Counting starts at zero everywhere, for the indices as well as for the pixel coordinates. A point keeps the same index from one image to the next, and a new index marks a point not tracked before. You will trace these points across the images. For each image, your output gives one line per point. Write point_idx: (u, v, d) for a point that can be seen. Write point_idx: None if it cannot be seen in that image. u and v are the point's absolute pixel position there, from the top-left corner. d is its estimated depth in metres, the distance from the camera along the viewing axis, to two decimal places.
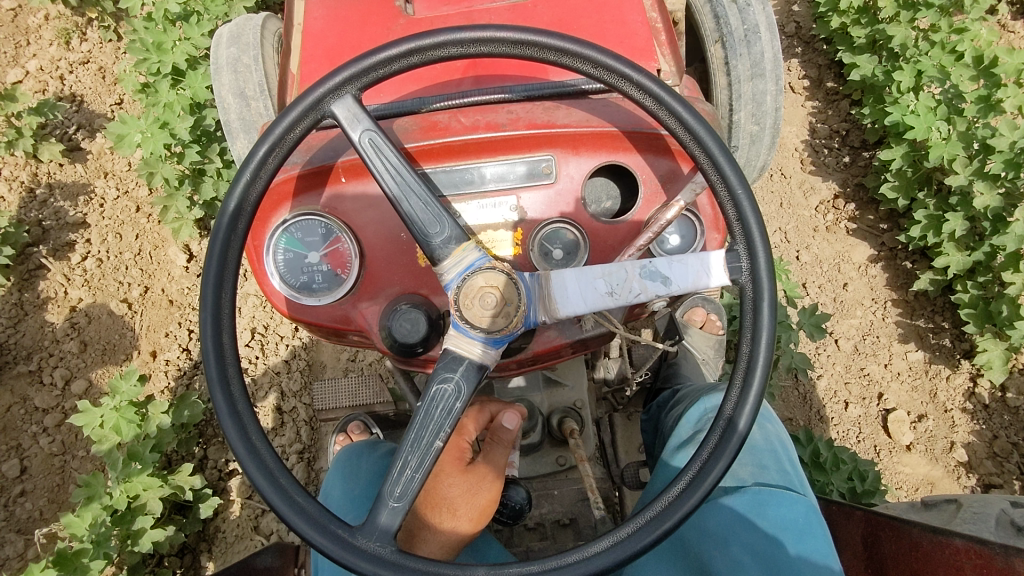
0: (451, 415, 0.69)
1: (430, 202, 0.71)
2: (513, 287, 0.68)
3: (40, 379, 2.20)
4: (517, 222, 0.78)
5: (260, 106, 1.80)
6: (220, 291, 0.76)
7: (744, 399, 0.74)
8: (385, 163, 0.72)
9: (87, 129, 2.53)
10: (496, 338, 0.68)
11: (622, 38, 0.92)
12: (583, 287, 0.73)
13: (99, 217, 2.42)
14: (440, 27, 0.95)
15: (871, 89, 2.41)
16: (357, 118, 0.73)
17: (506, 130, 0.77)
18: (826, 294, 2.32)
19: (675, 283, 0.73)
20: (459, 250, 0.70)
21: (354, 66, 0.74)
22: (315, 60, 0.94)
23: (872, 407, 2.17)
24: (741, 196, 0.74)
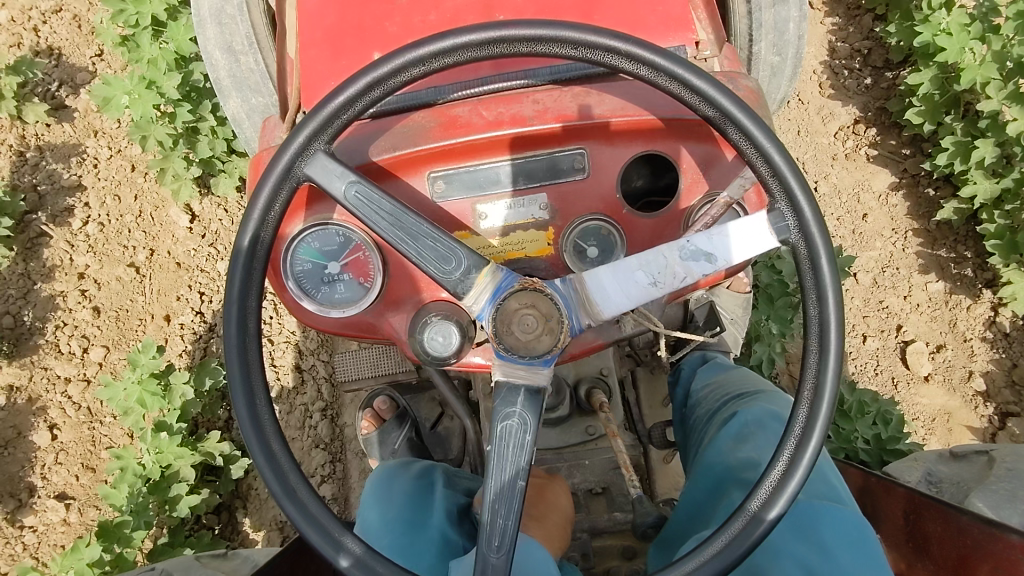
0: (527, 450, 0.65)
1: (437, 238, 0.66)
2: (549, 301, 0.64)
3: (58, 348, 2.19)
4: (548, 221, 0.74)
5: (250, 61, 1.68)
6: (245, 325, 0.73)
7: (821, 376, 0.71)
8: (382, 216, 0.68)
9: (70, 85, 2.41)
10: (546, 358, 0.64)
11: (656, 7, 0.82)
12: (621, 281, 0.66)
13: (95, 178, 2.34)
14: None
15: (897, 4, 2.27)
16: (340, 174, 0.68)
17: (534, 125, 0.72)
18: (846, 226, 2.24)
19: (720, 258, 0.67)
20: (480, 277, 0.66)
21: (311, 120, 0.69)
22: (314, 44, 0.85)
23: (891, 339, 2.14)
24: (770, 147, 0.68)
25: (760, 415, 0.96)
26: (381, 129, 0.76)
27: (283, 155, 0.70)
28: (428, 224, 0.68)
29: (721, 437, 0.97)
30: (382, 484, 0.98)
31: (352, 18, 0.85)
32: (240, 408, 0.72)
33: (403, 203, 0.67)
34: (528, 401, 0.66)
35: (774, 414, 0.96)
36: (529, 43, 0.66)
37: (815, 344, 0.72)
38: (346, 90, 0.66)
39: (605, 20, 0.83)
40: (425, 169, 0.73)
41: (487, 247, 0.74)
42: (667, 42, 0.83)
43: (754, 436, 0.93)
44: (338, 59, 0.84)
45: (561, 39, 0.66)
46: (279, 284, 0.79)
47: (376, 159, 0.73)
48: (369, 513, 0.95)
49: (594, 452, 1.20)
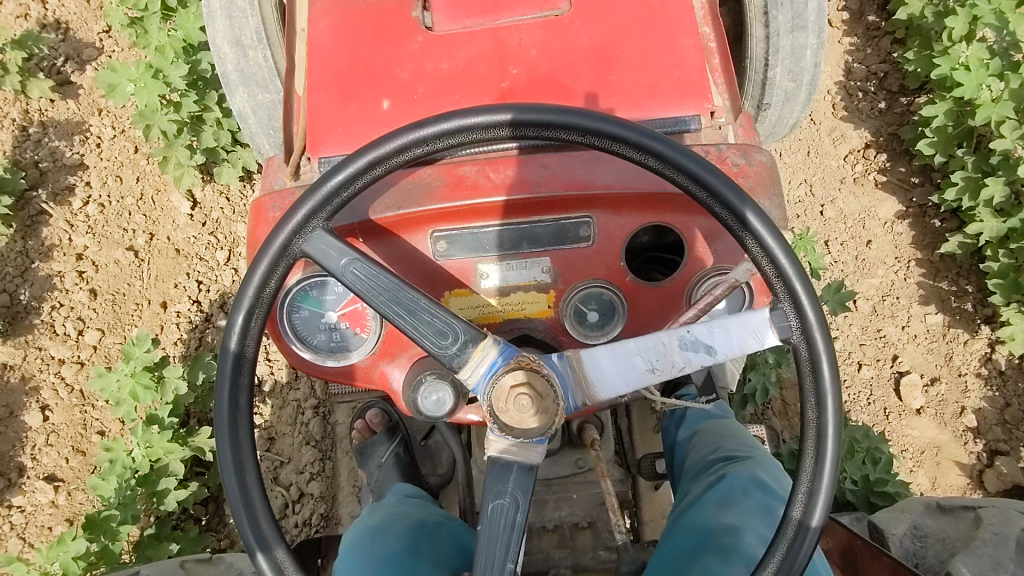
0: (517, 529, 0.65)
1: (435, 312, 0.67)
2: (545, 380, 0.64)
3: (53, 329, 2.19)
4: (549, 284, 0.73)
5: (259, 58, 1.65)
6: (241, 371, 0.73)
7: (822, 464, 0.69)
8: (382, 290, 0.68)
9: (76, 61, 2.38)
10: (539, 436, 0.64)
11: (671, 71, 0.81)
12: (619, 364, 0.66)
13: (97, 158, 2.32)
14: (464, 47, 0.83)
15: (916, 30, 2.24)
16: (339, 252, 0.68)
17: (541, 191, 0.72)
18: (849, 251, 2.23)
19: (720, 351, 0.66)
20: (477, 350, 0.67)
21: (309, 198, 0.68)
22: (322, 86, 0.84)
23: (886, 370, 2.14)
24: (772, 242, 0.67)
25: (746, 482, 0.95)
26: (388, 181, 0.74)
27: (279, 232, 0.69)
28: (426, 298, 0.68)
29: (706, 498, 0.96)
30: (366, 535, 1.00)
31: (364, 63, 0.84)
32: (224, 450, 0.71)
33: (402, 279, 0.67)
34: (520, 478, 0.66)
35: (759, 482, 0.96)
36: (532, 128, 0.66)
37: (812, 449, 0.70)
38: (345, 170, 0.66)
39: (620, 81, 0.81)
40: (428, 227, 0.73)
41: (487, 307, 0.74)
42: (681, 109, 0.81)
43: (738, 503, 0.93)
44: (346, 103, 0.82)
45: (567, 124, 0.66)
46: (276, 332, 0.79)
47: (378, 218, 0.73)
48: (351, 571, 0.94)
49: (582, 485, 1.21)
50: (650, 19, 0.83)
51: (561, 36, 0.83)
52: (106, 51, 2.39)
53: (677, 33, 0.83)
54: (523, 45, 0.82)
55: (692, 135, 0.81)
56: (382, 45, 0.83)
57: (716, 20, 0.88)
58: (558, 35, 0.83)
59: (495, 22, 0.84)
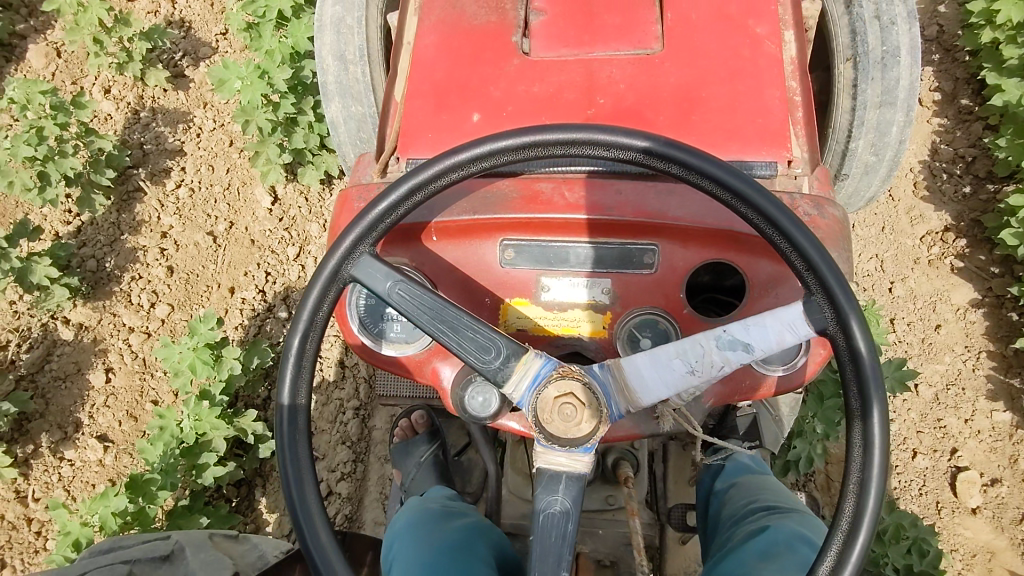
0: (569, 539, 0.66)
1: (476, 329, 0.69)
2: (586, 389, 0.66)
3: (129, 298, 2.33)
4: (607, 305, 0.75)
5: (358, 71, 1.75)
6: (299, 379, 0.78)
7: (870, 456, 0.67)
8: (422, 308, 0.71)
9: (192, 57, 2.57)
10: (584, 445, 0.65)
11: (754, 119, 0.83)
12: (659, 369, 0.67)
13: (195, 146, 2.49)
14: (556, 74, 0.87)
15: (1012, 118, 2.19)
16: (381, 274, 0.73)
17: (611, 215, 0.75)
18: (916, 333, 2.15)
19: (757, 347, 0.67)
20: (519, 365, 0.69)
21: (359, 224, 0.74)
22: (419, 96, 0.89)
23: (942, 462, 2.04)
24: (792, 229, 0.68)
25: (790, 537, 0.93)
26: (465, 189, 0.79)
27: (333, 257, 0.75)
28: (467, 316, 0.71)
29: (747, 549, 0.94)
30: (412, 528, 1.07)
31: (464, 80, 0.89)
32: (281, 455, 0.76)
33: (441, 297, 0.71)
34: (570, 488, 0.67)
35: (804, 540, 0.93)
36: (563, 147, 0.70)
37: (857, 440, 0.68)
38: (388, 196, 0.72)
39: (702, 122, 0.84)
40: (496, 235, 0.76)
41: (543, 318, 0.76)
42: (759, 155, 0.83)
43: (782, 555, 0.90)
44: (439, 113, 0.88)
45: (594, 139, 0.70)
46: (343, 317, 0.84)
47: (453, 220, 0.78)
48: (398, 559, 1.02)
49: (610, 523, 1.20)
50: (739, 68, 0.86)
51: (650, 74, 0.86)
52: (219, 51, 2.57)
53: (764, 84, 0.85)
54: (612, 79, 0.86)
55: (766, 180, 0.83)
56: (480, 64, 0.89)
57: (805, 75, 0.89)
58: (647, 73, 0.86)
59: (588, 55, 0.89)
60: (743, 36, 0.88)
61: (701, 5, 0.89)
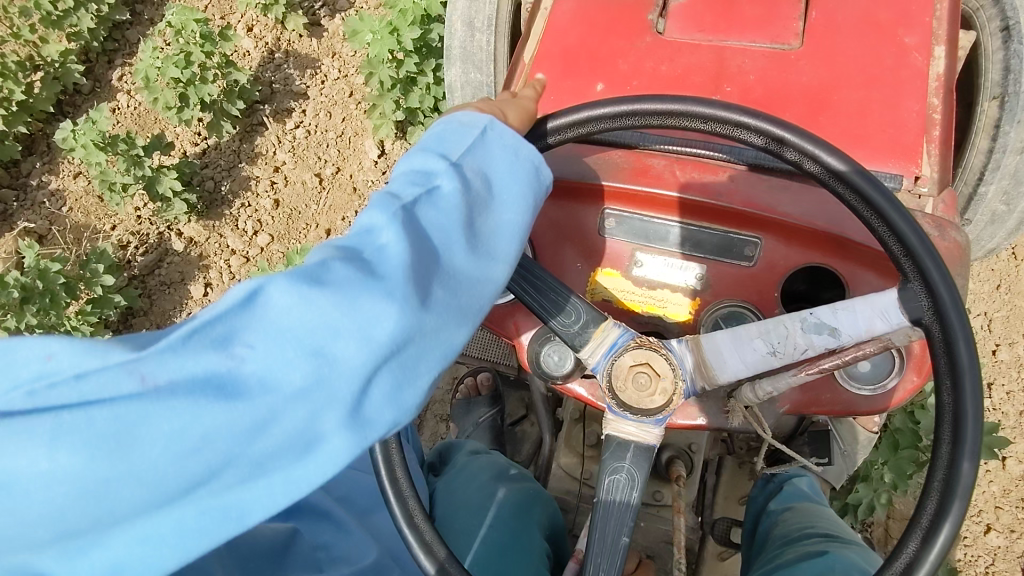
0: (631, 506, 0.69)
1: (561, 292, 0.72)
2: (664, 361, 0.68)
3: (237, 223, 2.49)
4: (696, 291, 0.76)
5: (484, 40, 1.79)
6: None
7: (961, 442, 0.64)
8: (510, 266, 0.74)
9: (330, 7, 2.70)
10: (656, 417, 0.68)
11: (884, 128, 0.81)
12: (740, 347, 0.68)
13: (318, 92, 2.61)
14: (686, 56, 0.88)
15: None
16: None
17: (720, 200, 0.75)
18: (1015, 403, 2.00)
19: (844, 334, 0.67)
20: (597, 332, 0.71)
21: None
22: (548, 58, 0.92)
23: (1018, 544, 1.90)
24: (887, 210, 0.67)
25: (848, 566, 0.91)
26: (578, 154, 0.82)
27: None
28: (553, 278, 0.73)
29: (802, 568, 0.93)
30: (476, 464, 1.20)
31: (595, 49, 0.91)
32: None
33: (531, 258, 0.73)
34: (636, 458, 0.70)
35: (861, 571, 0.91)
36: (659, 118, 0.72)
37: (945, 432, 0.66)
38: None
39: (830, 124, 0.82)
40: (600, 203, 0.79)
41: (631, 292, 0.77)
42: (884, 165, 0.81)
43: None
44: (564, 77, 0.90)
45: (690, 111, 0.71)
46: None
47: (562, 178, 0.79)
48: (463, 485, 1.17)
49: (654, 518, 1.18)
50: (879, 76, 0.84)
51: (784, 69, 0.85)
52: (356, 5, 2.68)
53: (903, 96, 0.83)
54: (742, 69, 0.86)
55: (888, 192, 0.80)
56: (612, 36, 0.90)
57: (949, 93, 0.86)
58: (781, 68, 0.85)
59: (723, 41, 0.88)
60: (888, 45, 0.85)
61: (849, 8, 0.88)
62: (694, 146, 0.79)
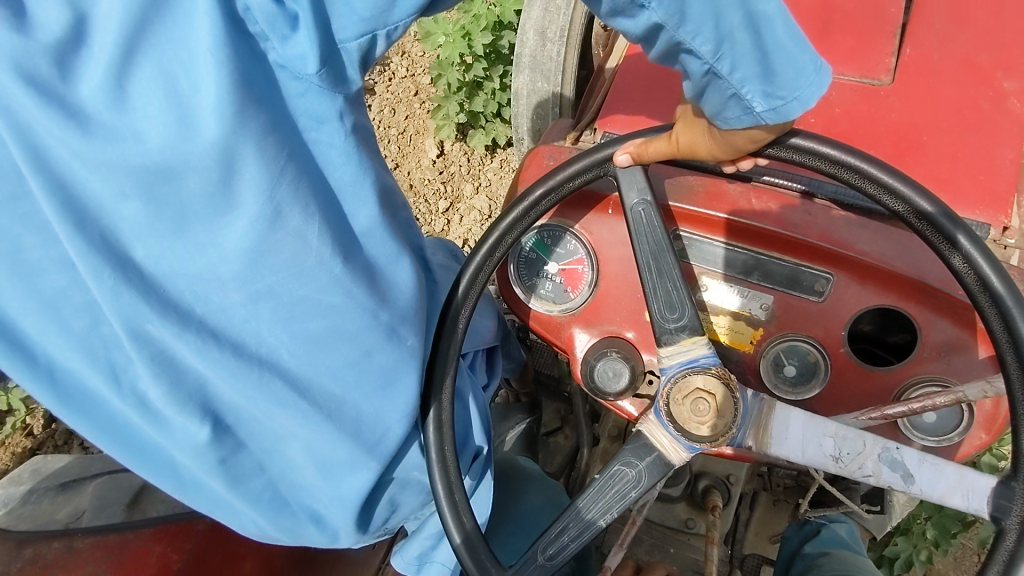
0: (627, 498, 0.74)
1: (680, 286, 0.73)
2: (732, 402, 0.70)
3: None
4: (761, 321, 0.76)
5: None
6: (470, 287, 0.83)
7: None
8: (649, 238, 0.75)
9: None
10: (693, 443, 0.71)
11: (974, 175, 0.80)
12: (806, 435, 0.69)
13: (385, 89, 2.66)
14: None
15: None
16: (641, 187, 0.76)
17: (795, 232, 0.74)
18: None
19: (915, 485, 0.66)
20: (689, 340, 0.73)
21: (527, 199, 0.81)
22: None
23: None
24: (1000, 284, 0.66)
25: None
26: (653, 171, 0.82)
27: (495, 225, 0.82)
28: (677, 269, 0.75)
29: None
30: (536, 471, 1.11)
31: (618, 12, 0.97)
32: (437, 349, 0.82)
33: (668, 240, 0.74)
34: (654, 465, 0.74)
35: None
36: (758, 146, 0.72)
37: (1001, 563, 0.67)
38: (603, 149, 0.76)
39: (917, 164, 0.81)
40: (671, 222, 0.79)
41: (696, 316, 0.78)
42: (972, 212, 0.80)
43: None
44: None
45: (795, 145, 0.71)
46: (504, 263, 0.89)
47: None
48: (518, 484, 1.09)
49: (683, 545, 1.16)
50: (974, 119, 0.82)
51: (872, 105, 0.84)
52: None
53: (997, 141, 0.81)
54: (829, 102, 0.85)
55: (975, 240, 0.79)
56: None
57: None
58: (869, 104, 0.84)
59: None
60: (986, 88, 0.83)
61: (945, 45, 0.86)
62: (773, 176, 0.79)
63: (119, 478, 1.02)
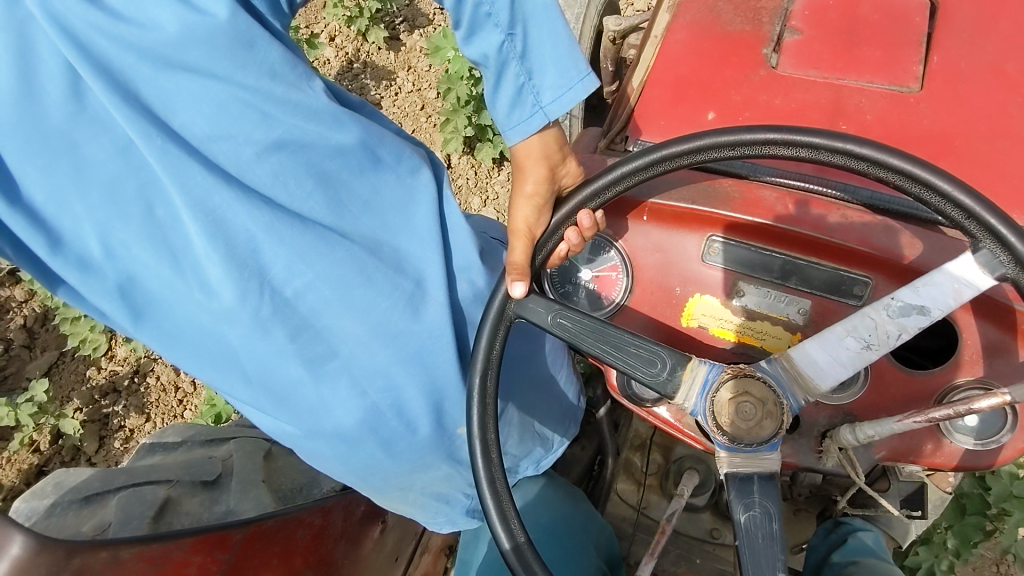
0: (775, 536, 0.68)
1: (640, 344, 0.73)
2: (761, 385, 0.67)
3: None
4: (799, 326, 0.76)
5: None
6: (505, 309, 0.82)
7: None
8: (588, 328, 0.76)
9: (409, 24, 2.77)
10: (770, 443, 0.68)
11: (1008, 179, 0.80)
12: (832, 351, 0.69)
13: (391, 102, 2.66)
14: (802, 92, 0.88)
15: None
16: (546, 304, 0.79)
17: (836, 237, 0.74)
18: None
19: (935, 309, 0.67)
20: (688, 373, 0.72)
21: (561, 207, 0.79)
22: (660, 85, 0.93)
23: None
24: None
25: None
26: (688, 178, 0.82)
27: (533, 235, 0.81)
28: (628, 334, 0.75)
29: None
30: (551, 497, 1.06)
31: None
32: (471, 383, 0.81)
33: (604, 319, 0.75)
34: (763, 485, 0.69)
35: None
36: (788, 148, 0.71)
37: None
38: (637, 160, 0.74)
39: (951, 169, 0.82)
40: (707, 229, 0.79)
41: (730, 321, 0.78)
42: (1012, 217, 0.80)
43: None
44: (676, 104, 0.91)
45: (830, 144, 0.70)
46: None
47: (669, 204, 0.80)
48: (535, 510, 1.04)
49: (708, 555, 1.13)
50: (1006, 124, 0.83)
51: (903, 112, 0.85)
52: (434, 23, 2.76)
53: None
54: (861, 108, 0.86)
55: None
56: (726, 67, 0.91)
57: None
58: (899, 111, 0.85)
59: (840, 79, 0.88)
60: (1014, 95, 0.84)
61: (972, 54, 0.87)
62: (811, 180, 0.80)
63: (142, 492, 1.00)
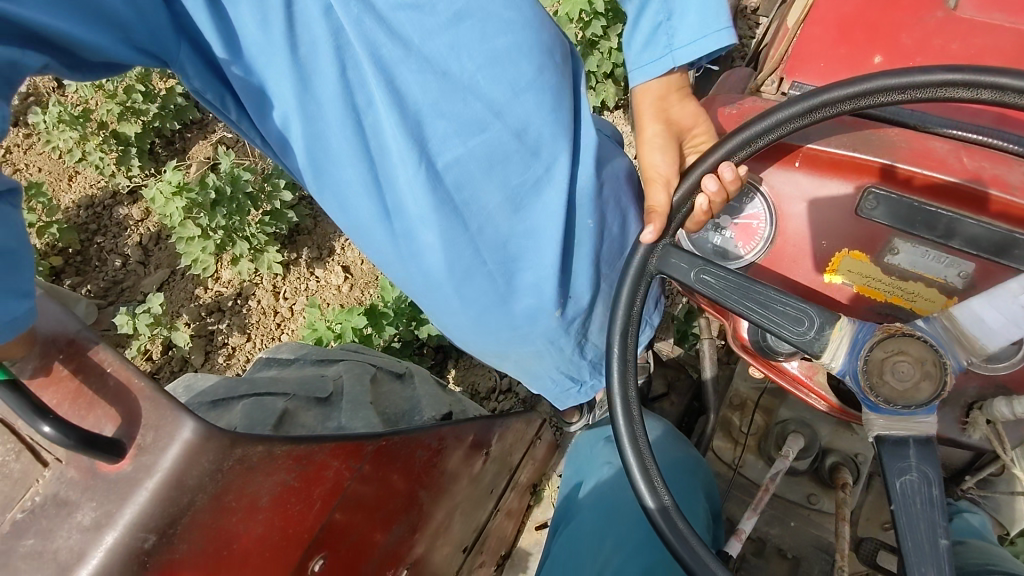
0: (935, 503, 0.67)
1: (786, 300, 0.72)
2: (922, 344, 0.64)
3: None
4: (955, 290, 0.73)
5: None
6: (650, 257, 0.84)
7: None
8: (733, 288, 0.76)
9: None
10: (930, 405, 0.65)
11: None
12: (1003, 312, 0.64)
13: None
14: (983, 39, 0.85)
15: None
16: (689, 262, 0.81)
17: (1013, 194, 0.71)
18: None
19: None
20: (836, 332, 0.69)
21: (715, 151, 0.79)
22: (823, 23, 0.96)
23: None
24: None
25: None
26: (849, 126, 0.81)
27: (687, 174, 0.82)
28: (772, 290, 0.74)
29: None
30: (669, 440, 1.09)
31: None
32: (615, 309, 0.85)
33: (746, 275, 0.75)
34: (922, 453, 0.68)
35: None
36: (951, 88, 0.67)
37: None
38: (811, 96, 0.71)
39: None
40: (864, 179, 0.77)
41: (879, 281, 0.76)
42: None
43: None
44: (839, 45, 0.94)
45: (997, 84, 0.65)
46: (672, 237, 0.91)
47: (826, 150, 0.79)
48: (656, 447, 1.07)
49: (805, 520, 1.10)
50: None
51: None
52: None
53: None
54: None
55: None
56: (897, 9, 0.91)
57: None
58: None
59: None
60: None
61: None
62: (992, 131, 0.75)
63: (264, 401, 1.03)
